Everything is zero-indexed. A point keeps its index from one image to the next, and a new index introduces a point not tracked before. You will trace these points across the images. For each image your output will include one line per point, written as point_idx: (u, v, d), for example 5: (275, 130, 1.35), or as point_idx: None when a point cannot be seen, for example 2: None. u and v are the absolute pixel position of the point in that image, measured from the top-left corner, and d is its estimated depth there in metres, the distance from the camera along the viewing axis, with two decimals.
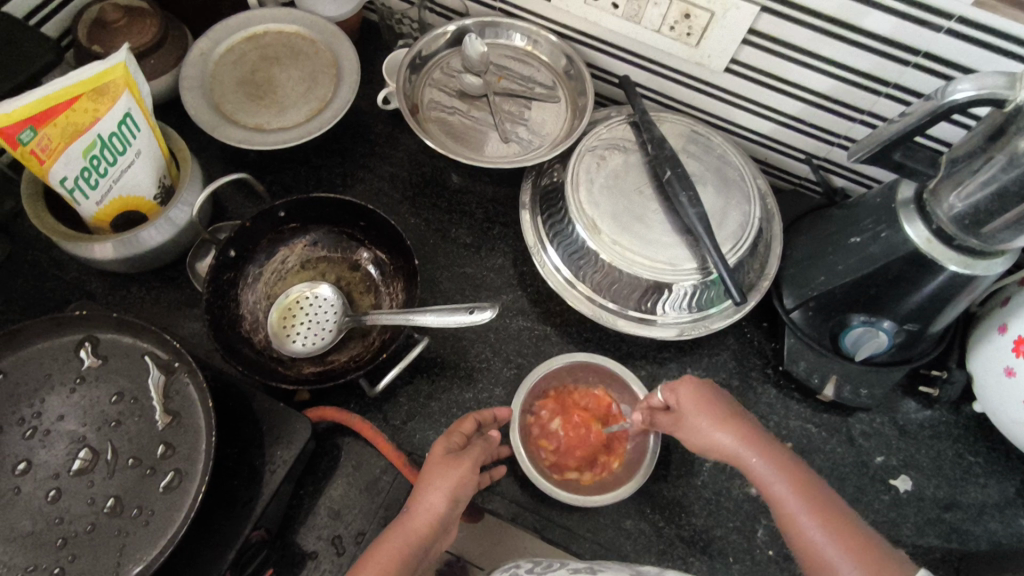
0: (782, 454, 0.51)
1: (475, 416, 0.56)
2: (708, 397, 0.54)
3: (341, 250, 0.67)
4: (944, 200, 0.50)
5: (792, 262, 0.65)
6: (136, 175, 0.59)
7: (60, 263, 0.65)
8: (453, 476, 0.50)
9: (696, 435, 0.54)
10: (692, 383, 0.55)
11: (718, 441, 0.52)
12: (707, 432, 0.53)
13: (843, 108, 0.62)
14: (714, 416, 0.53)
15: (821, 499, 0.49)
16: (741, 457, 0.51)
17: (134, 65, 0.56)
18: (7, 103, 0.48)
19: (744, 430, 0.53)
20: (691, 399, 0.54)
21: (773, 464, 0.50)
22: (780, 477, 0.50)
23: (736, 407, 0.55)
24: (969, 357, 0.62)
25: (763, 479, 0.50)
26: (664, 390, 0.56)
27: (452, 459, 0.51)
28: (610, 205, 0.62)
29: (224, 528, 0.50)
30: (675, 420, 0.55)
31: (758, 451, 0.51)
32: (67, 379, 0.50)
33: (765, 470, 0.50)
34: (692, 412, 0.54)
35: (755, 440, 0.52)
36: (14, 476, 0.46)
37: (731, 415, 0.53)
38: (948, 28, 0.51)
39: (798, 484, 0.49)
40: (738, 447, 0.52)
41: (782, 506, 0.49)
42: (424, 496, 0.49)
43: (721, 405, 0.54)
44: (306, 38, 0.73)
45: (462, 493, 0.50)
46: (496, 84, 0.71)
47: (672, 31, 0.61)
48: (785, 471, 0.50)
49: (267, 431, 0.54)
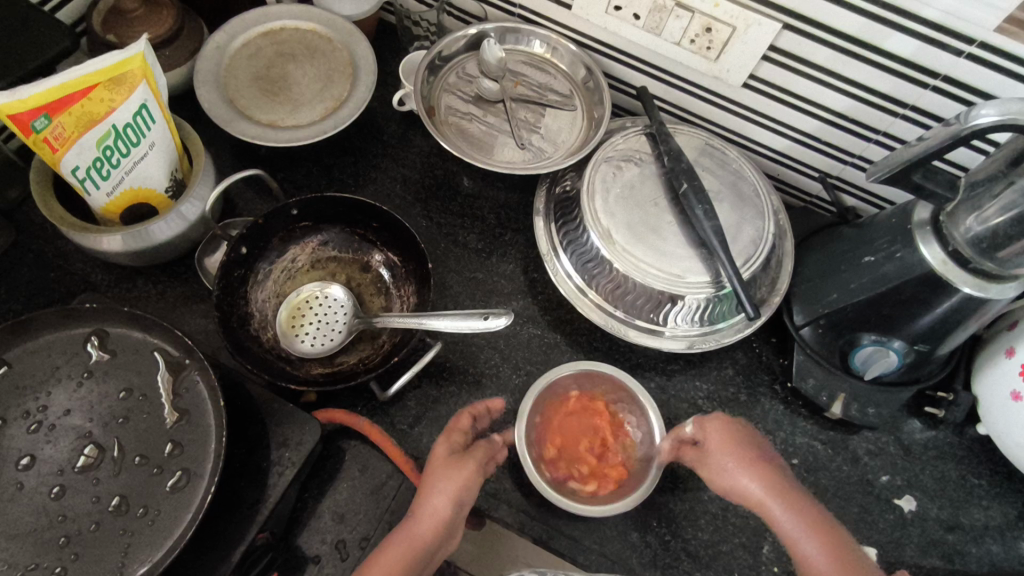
0: (809, 507, 0.52)
1: (473, 411, 0.56)
2: (738, 437, 0.56)
3: (352, 251, 0.67)
4: (961, 222, 0.50)
5: (803, 279, 0.65)
6: (149, 167, 0.58)
7: (65, 254, 0.64)
8: (457, 478, 0.50)
9: (722, 476, 0.54)
10: (723, 420, 0.57)
11: (743, 485, 0.53)
12: (735, 475, 0.53)
13: (859, 128, 0.62)
14: (741, 459, 0.54)
15: (848, 556, 0.49)
16: (768, 506, 0.52)
17: (152, 56, 0.55)
18: (23, 90, 0.47)
19: (772, 479, 0.53)
20: (719, 440, 0.56)
21: (800, 515, 0.51)
22: (807, 531, 0.50)
23: (763, 454, 0.56)
24: (975, 379, 0.63)
25: (789, 531, 0.50)
26: (694, 424, 0.58)
27: (456, 461, 0.51)
28: (625, 215, 0.62)
29: (229, 530, 0.49)
30: (700, 459, 0.56)
31: (784, 500, 0.52)
32: (74, 373, 0.49)
33: (792, 521, 0.51)
34: (719, 449, 0.55)
35: (783, 490, 0.52)
36: (17, 471, 0.45)
37: (761, 463, 0.54)
38: (969, 52, 0.51)
39: (825, 540, 0.49)
40: (764, 495, 0.52)
41: (807, 560, 0.49)
42: (428, 500, 0.49)
43: (748, 448, 0.55)
44: (323, 35, 0.72)
45: (466, 494, 0.50)
46: (513, 89, 0.71)
47: (692, 44, 0.62)
48: (812, 523, 0.50)
49: (275, 432, 0.53)
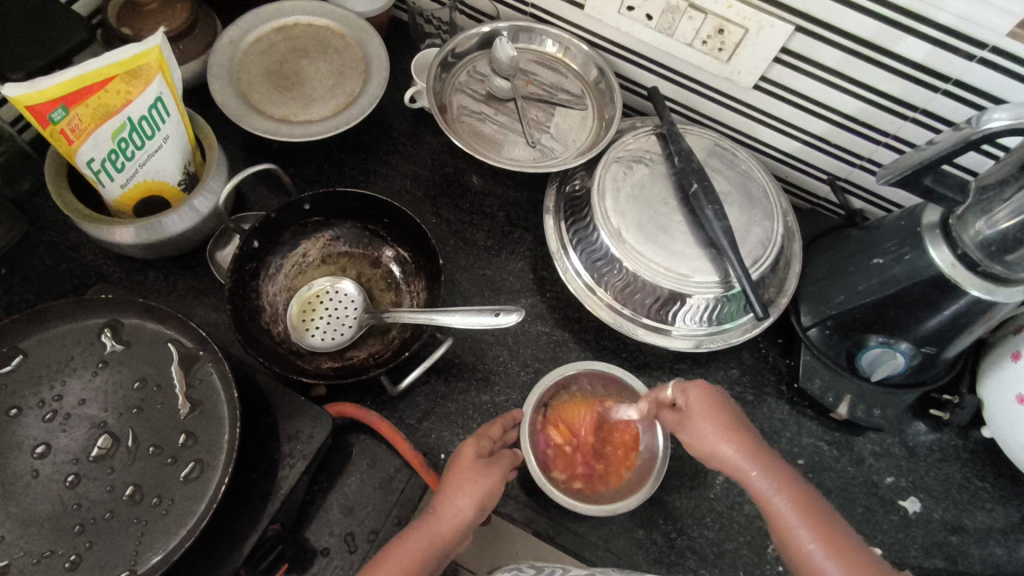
0: (786, 472, 0.50)
1: (503, 421, 0.57)
2: (717, 402, 0.54)
3: (363, 247, 0.67)
4: (971, 225, 0.51)
5: (811, 280, 0.65)
6: (163, 160, 0.58)
7: (78, 246, 0.65)
8: (483, 484, 0.51)
9: (700, 443, 0.53)
10: (702, 387, 0.55)
11: (722, 451, 0.51)
12: (712, 441, 0.52)
13: (868, 130, 0.63)
14: (720, 425, 0.52)
15: (824, 519, 0.48)
16: (744, 470, 0.50)
17: (168, 49, 0.55)
18: (42, 81, 0.48)
19: (750, 443, 0.51)
20: (699, 406, 0.54)
21: (777, 479, 0.49)
22: (783, 494, 0.49)
23: (741, 419, 0.54)
24: (980, 382, 0.63)
25: (765, 495, 0.49)
26: (675, 389, 0.56)
27: (483, 467, 0.52)
28: (635, 214, 0.62)
29: (240, 521, 0.49)
30: (680, 423, 0.54)
31: (761, 465, 0.50)
32: (89, 363, 0.50)
33: (768, 485, 0.49)
34: (699, 415, 0.53)
35: (761, 455, 0.51)
36: (32, 459, 0.46)
37: (738, 427, 0.52)
38: (981, 57, 0.52)
39: (801, 502, 0.48)
40: (743, 460, 0.51)
41: (783, 521, 0.48)
42: (452, 501, 0.50)
43: (726, 413, 0.53)
44: (336, 32, 0.72)
45: (488, 501, 0.51)
46: (524, 88, 0.72)
47: (705, 45, 0.62)
48: (790, 488, 0.49)
49: (286, 425, 0.53)
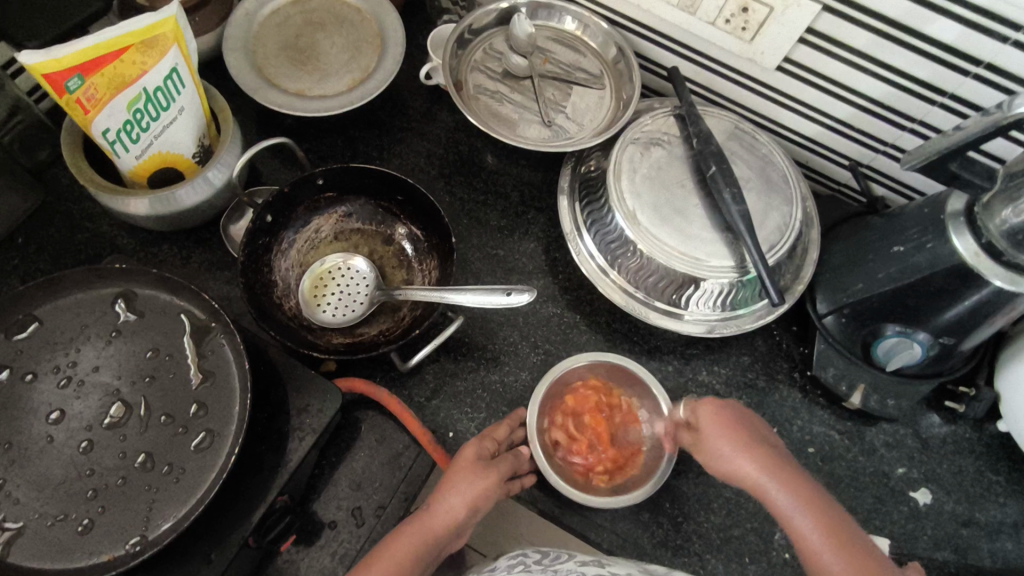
0: (817, 496, 0.49)
1: (509, 421, 0.58)
2: (731, 419, 0.54)
3: (376, 224, 0.67)
4: (997, 213, 0.49)
5: (827, 267, 0.64)
6: (178, 131, 0.58)
7: (93, 217, 0.65)
8: (477, 485, 0.51)
9: (718, 459, 0.53)
10: (717, 403, 0.55)
11: (738, 465, 0.51)
12: (728, 456, 0.52)
13: (893, 115, 0.61)
14: (732, 440, 0.53)
15: (845, 533, 0.47)
16: (763, 485, 0.50)
17: (184, 19, 0.55)
18: (58, 49, 0.47)
19: (771, 459, 0.51)
20: (711, 424, 0.54)
21: (797, 496, 0.49)
22: (802, 508, 0.48)
23: (758, 434, 0.54)
24: (998, 375, 0.62)
25: (786, 511, 0.49)
26: (685, 408, 0.57)
27: (480, 468, 0.52)
28: (651, 196, 0.61)
29: (249, 491, 0.50)
30: (696, 442, 0.55)
31: (780, 479, 0.50)
32: (103, 331, 0.50)
33: (787, 501, 0.49)
34: (712, 433, 0.54)
35: (786, 474, 0.50)
36: (47, 424, 0.47)
37: (753, 442, 0.53)
38: (1015, 39, 0.50)
39: (820, 516, 0.48)
40: (760, 474, 0.50)
41: (804, 539, 0.47)
42: (445, 499, 0.50)
43: (741, 428, 0.54)
44: (351, 5, 0.72)
45: (482, 502, 0.51)
46: (541, 66, 0.71)
47: (728, 24, 0.60)
48: (813, 507, 0.48)
49: (296, 399, 0.53)
